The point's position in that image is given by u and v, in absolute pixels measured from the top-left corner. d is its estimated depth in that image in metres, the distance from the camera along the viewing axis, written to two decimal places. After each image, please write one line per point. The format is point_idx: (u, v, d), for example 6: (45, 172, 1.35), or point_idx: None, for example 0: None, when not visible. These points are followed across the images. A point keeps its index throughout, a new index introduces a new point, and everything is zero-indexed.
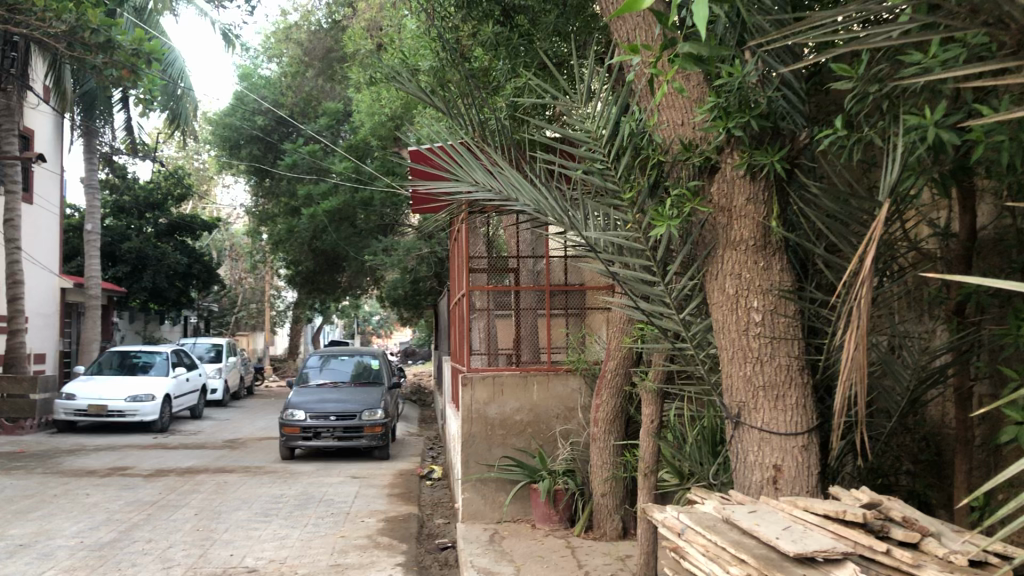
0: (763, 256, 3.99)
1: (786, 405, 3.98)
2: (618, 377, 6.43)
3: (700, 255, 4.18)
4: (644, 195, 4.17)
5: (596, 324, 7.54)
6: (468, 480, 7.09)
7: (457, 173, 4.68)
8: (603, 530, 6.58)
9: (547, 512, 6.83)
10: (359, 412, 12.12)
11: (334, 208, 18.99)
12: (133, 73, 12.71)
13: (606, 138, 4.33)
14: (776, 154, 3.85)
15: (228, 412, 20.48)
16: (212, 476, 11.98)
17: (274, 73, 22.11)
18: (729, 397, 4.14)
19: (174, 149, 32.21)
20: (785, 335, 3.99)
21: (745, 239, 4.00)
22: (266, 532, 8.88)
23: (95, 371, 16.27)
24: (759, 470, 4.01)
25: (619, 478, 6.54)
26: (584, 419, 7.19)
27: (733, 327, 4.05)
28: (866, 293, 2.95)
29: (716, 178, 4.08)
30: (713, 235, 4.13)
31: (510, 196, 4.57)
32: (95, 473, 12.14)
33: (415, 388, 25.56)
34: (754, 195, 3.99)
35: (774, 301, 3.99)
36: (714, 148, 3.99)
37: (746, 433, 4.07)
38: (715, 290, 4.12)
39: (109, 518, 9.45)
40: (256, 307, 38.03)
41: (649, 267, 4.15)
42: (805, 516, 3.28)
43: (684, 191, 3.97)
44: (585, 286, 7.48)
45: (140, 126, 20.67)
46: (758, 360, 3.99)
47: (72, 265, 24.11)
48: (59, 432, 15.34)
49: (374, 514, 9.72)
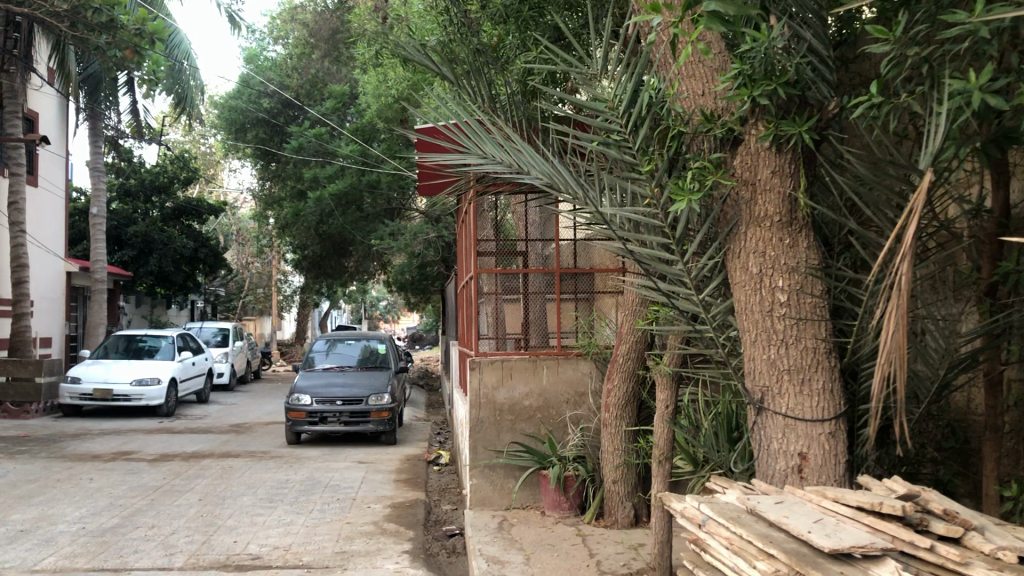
0: (788, 233, 3.79)
1: (812, 390, 3.78)
2: (630, 361, 6.25)
3: (722, 233, 3.97)
4: (663, 167, 3.94)
5: (606, 308, 7.36)
6: (476, 466, 6.91)
7: (468, 146, 4.47)
8: (614, 518, 6.40)
9: (557, 499, 6.66)
10: (366, 397, 11.94)
11: (340, 191, 18.73)
12: (136, 53, 12.40)
13: (624, 106, 4.04)
14: (805, 124, 3.63)
15: (234, 397, 20.35)
16: (217, 461, 11.84)
17: (280, 55, 21.85)
18: (752, 382, 3.93)
19: (180, 133, 31.98)
20: (812, 317, 3.79)
21: (770, 216, 3.80)
22: (272, 518, 8.74)
23: (101, 354, 16.14)
24: (783, 458, 3.82)
25: (631, 465, 6.36)
26: (594, 404, 6.99)
27: (756, 308, 3.85)
28: (907, 269, 2.73)
29: (739, 150, 3.87)
30: (735, 210, 3.91)
31: (521, 170, 4.37)
32: (99, 457, 12.01)
33: (422, 373, 25.41)
34: (779, 167, 3.79)
35: (801, 280, 3.80)
36: (738, 118, 3.78)
37: (768, 418, 3.87)
38: (736, 269, 3.91)
39: (112, 504, 9.31)
40: (263, 292, 37.89)
41: (668, 244, 3.96)
42: (837, 508, 3.09)
43: (706, 163, 3.75)
44: (593, 269, 7.27)
45: (146, 109, 20.45)
46: (783, 343, 3.80)
47: (78, 249, 23.98)
48: (64, 416, 15.22)
49: (380, 500, 9.56)
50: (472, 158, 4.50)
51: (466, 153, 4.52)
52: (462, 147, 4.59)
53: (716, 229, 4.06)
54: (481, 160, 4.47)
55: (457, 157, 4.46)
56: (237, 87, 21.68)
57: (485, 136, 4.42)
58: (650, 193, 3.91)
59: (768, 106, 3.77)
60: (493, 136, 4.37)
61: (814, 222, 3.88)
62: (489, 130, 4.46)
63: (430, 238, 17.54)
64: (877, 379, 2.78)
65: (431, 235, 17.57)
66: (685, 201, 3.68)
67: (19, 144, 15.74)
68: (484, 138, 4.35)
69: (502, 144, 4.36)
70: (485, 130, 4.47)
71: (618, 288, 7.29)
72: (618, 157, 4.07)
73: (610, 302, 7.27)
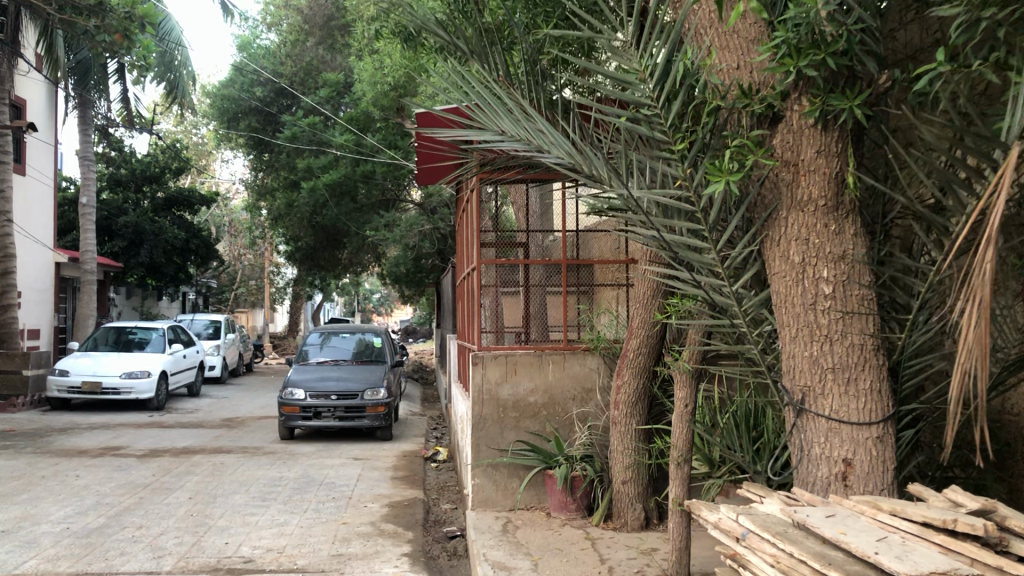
0: (834, 219, 3.48)
1: (859, 392, 3.46)
2: (642, 356, 5.92)
3: (759, 218, 3.63)
4: (696, 145, 3.58)
5: (609, 300, 6.98)
6: (479, 465, 6.56)
7: (484, 120, 4.12)
8: (623, 520, 6.04)
9: (563, 500, 6.29)
10: (361, 391, 11.58)
11: (334, 181, 18.27)
12: (126, 37, 11.92)
13: (656, 77, 3.57)
14: (856, 98, 3.32)
15: (225, 390, 19.97)
16: (209, 457, 11.49)
17: (274, 43, 21.43)
18: (791, 381, 3.62)
19: (172, 122, 31.51)
20: (859, 310, 3.47)
21: (815, 200, 3.49)
22: (265, 518, 8.39)
23: (89, 347, 15.71)
24: (825, 465, 3.49)
25: (641, 465, 6.03)
26: (602, 401, 6.63)
27: (798, 301, 3.53)
28: (994, 257, 2.38)
29: (780, 128, 3.57)
30: (775, 194, 3.58)
31: (541, 146, 4.03)
32: (86, 453, 11.63)
33: (417, 367, 25.07)
34: (825, 147, 3.48)
35: (847, 270, 3.48)
36: (779, 93, 3.47)
37: (808, 421, 3.55)
38: (774, 258, 3.59)
39: (99, 502, 8.95)
40: (256, 284, 37.42)
41: (701, 229, 3.62)
42: (898, 523, 2.80)
43: (745, 141, 3.42)
44: (594, 260, 6.89)
45: (136, 97, 20.01)
46: (827, 340, 3.48)
47: (67, 239, 23.55)
48: (52, 410, 14.84)
49: (378, 499, 9.22)
50: (488, 133, 4.16)
51: (481, 129, 4.18)
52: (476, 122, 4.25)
53: (752, 214, 3.73)
54: (497, 137, 4.12)
55: (471, 133, 4.11)
56: (230, 76, 21.24)
57: (502, 110, 4.06)
58: (683, 174, 3.57)
59: (815, 77, 3.47)
60: (510, 110, 4.02)
61: (861, 208, 3.57)
62: (504, 104, 4.10)
63: (425, 229, 17.17)
64: (956, 384, 2.43)
65: (427, 226, 17.22)
66: (723, 181, 3.33)
67: (5, 132, 15.26)
68: (500, 112, 4.00)
69: (521, 120, 4.01)
70: (500, 102, 4.12)
71: (621, 280, 6.92)
72: (647, 135, 3.62)
73: (610, 296, 6.91)
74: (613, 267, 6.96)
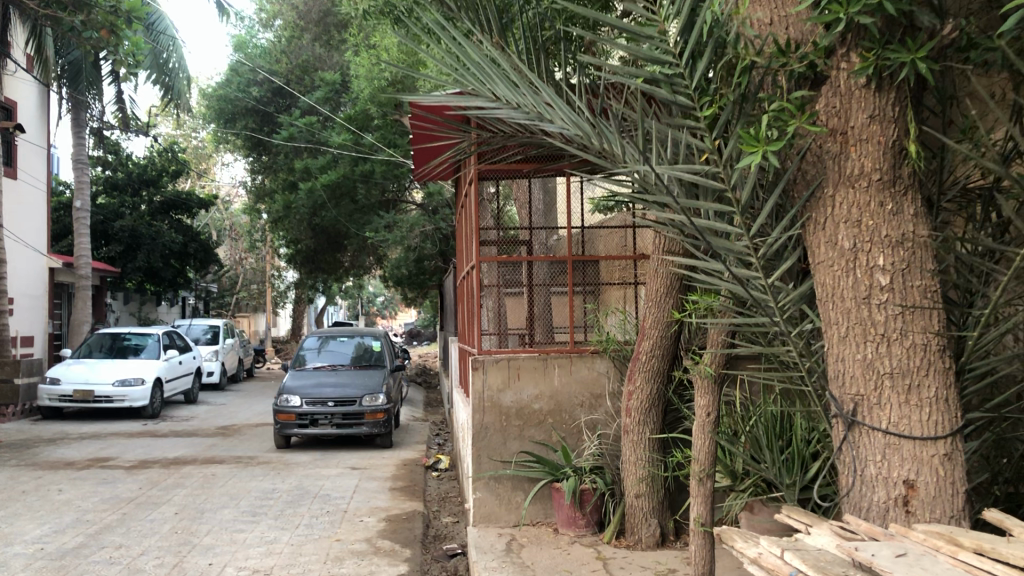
0: (891, 196, 2.95)
1: (923, 402, 2.92)
2: (655, 359, 5.38)
3: (801, 198, 3.09)
4: (727, 110, 3.00)
5: (614, 299, 6.41)
6: (480, 479, 6.01)
7: (474, 83, 3.50)
8: (637, 537, 5.50)
9: (571, 516, 5.72)
10: (359, 397, 11.04)
11: (332, 182, 17.69)
12: (113, 34, 11.15)
13: (678, 28, 3.00)
14: (918, 50, 2.76)
15: (224, 396, 19.44)
16: (200, 468, 10.94)
17: (270, 41, 20.86)
18: (840, 389, 3.08)
19: (171, 126, 31.01)
20: (922, 304, 2.92)
21: (869, 174, 2.95)
22: (253, 535, 7.84)
23: (83, 353, 15.19)
24: (882, 486, 2.95)
25: (656, 477, 5.48)
26: (613, 407, 6.07)
27: (848, 294, 2.99)
28: None
29: (824, 91, 3.03)
30: (821, 168, 3.04)
31: (542, 117, 3.45)
32: (73, 465, 11.10)
33: (420, 371, 24.49)
34: (879, 110, 2.95)
35: (907, 258, 2.94)
36: (822, 49, 2.93)
37: (861, 435, 3.01)
38: (818, 244, 3.06)
39: (78, 520, 8.41)
40: (258, 288, 36.90)
41: (732, 211, 3.08)
42: (990, 566, 2.29)
43: (785, 105, 2.87)
44: (601, 256, 6.33)
45: (131, 98, 19.46)
46: (884, 340, 2.94)
47: (63, 244, 23.03)
48: (43, 419, 14.33)
49: (374, 513, 8.69)
50: (480, 100, 3.55)
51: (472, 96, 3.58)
52: (467, 89, 3.61)
53: (791, 194, 3.19)
54: (491, 105, 3.53)
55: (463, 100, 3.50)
56: (227, 77, 20.74)
57: (498, 75, 3.44)
58: (711, 146, 3.00)
59: (867, 26, 2.94)
60: (509, 75, 3.41)
61: (920, 184, 3.04)
62: (500, 67, 3.51)
63: (427, 229, 16.92)
64: None
65: (428, 226, 16.98)
66: (761, 152, 2.80)
67: None
68: (497, 75, 3.39)
69: (522, 87, 3.41)
70: (494, 63, 3.51)
71: (628, 279, 6.39)
72: (668, 100, 3.02)
73: (617, 295, 6.35)
74: (621, 266, 6.43)
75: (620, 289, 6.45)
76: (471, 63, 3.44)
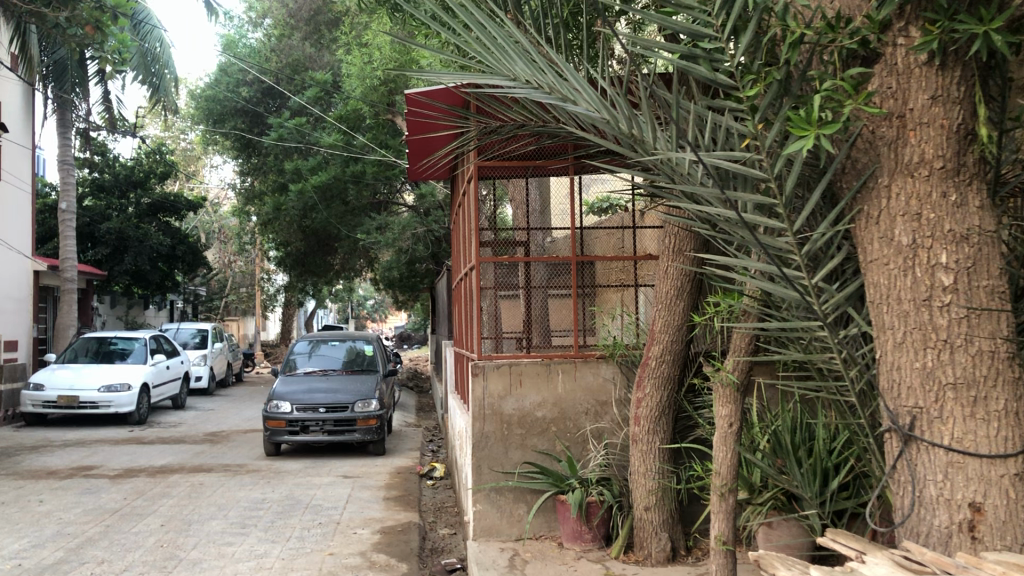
0: (954, 186, 2.65)
1: (990, 416, 2.61)
2: (665, 366, 5.01)
3: (852, 188, 2.79)
4: (775, 86, 2.68)
5: (615, 300, 6.00)
6: (480, 491, 5.57)
7: (490, 59, 3.19)
8: (647, 551, 5.05)
9: (577, 529, 5.29)
10: (352, 403, 10.68)
11: (323, 183, 17.32)
12: (98, 30, 10.60)
13: None
14: (992, 20, 2.47)
15: (212, 402, 19.04)
16: (187, 477, 10.57)
17: (260, 42, 20.50)
18: (895, 402, 2.77)
19: (160, 127, 30.58)
20: (989, 307, 2.63)
21: (930, 160, 2.66)
22: (242, 549, 7.49)
23: (69, 357, 14.76)
24: (945, 509, 2.63)
25: (667, 489, 5.06)
26: (619, 415, 5.67)
27: (907, 295, 2.69)
28: None
29: (878, 70, 2.76)
30: (875, 154, 2.74)
31: (565, 98, 3.16)
32: (55, 474, 10.71)
33: (411, 375, 24.13)
34: (942, 90, 2.67)
35: (972, 254, 2.64)
36: (877, 22, 2.65)
37: (919, 452, 2.70)
38: (871, 240, 2.77)
39: (59, 533, 8.04)
40: (247, 292, 36.45)
41: (775, 202, 2.79)
42: None
43: (840, 83, 2.58)
44: (599, 257, 5.94)
45: (118, 99, 19.05)
46: (945, 347, 2.64)
47: (48, 247, 22.57)
48: (26, 425, 13.93)
49: (368, 524, 8.35)
50: (496, 79, 3.23)
51: (485, 74, 3.27)
52: (480, 67, 3.31)
53: (838, 185, 2.89)
54: (509, 84, 3.22)
55: (477, 78, 3.19)
56: (216, 77, 20.37)
57: (515, 50, 3.13)
58: (754, 130, 2.71)
59: None
60: (528, 52, 3.10)
61: (986, 173, 2.74)
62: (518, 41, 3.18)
63: (420, 231, 16.61)
64: None
65: (421, 228, 16.65)
66: (813, 135, 2.50)
67: None
68: (515, 51, 3.08)
69: (543, 66, 3.10)
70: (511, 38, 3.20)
71: (627, 281, 6.00)
72: (707, 78, 2.72)
73: (615, 298, 5.98)
74: (619, 267, 6.02)
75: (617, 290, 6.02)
76: (487, 36, 3.13)
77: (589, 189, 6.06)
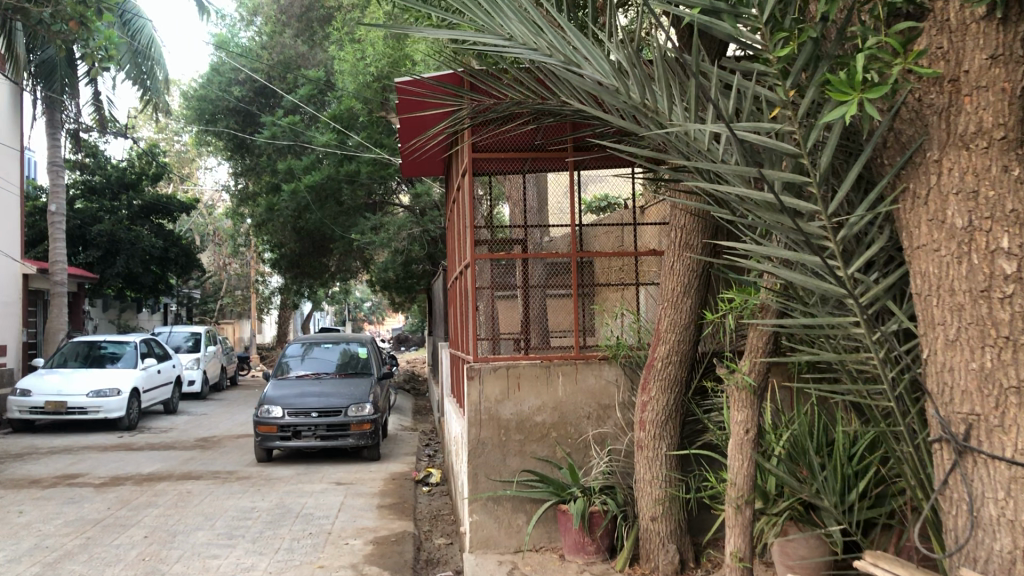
0: (1018, 159, 2.31)
1: None
2: (672, 368, 4.62)
3: (899, 164, 2.46)
4: (810, 46, 2.35)
5: (613, 303, 5.59)
6: (476, 500, 5.19)
7: (482, 14, 2.99)
8: (653, 565, 4.66)
9: (578, 541, 4.89)
10: (345, 407, 10.32)
11: (316, 183, 16.94)
12: (82, 26, 10.01)
13: None
14: None
15: (205, 406, 18.62)
16: (174, 485, 10.19)
17: (252, 41, 20.12)
18: (952, 411, 2.40)
19: (153, 129, 30.22)
20: None
21: (989, 129, 2.32)
22: (227, 562, 7.12)
23: (57, 362, 14.36)
24: (1009, 531, 2.27)
25: (677, 498, 4.68)
26: (622, 419, 5.31)
27: (961, 286, 2.35)
28: None
29: (928, 26, 2.45)
30: (925, 124, 2.43)
31: (569, 62, 2.94)
32: (38, 483, 10.32)
33: (409, 377, 23.72)
34: (1003, 49, 2.34)
35: None
36: None
37: (976, 466, 2.34)
38: (918, 223, 2.45)
39: (37, 546, 7.66)
40: (243, 295, 35.99)
41: (807, 180, 2.46)
42: None
43: (885, 40, 2.25)
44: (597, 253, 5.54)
45: (109, 98, 18.63)
46: (1007, 345, 2.28)
47: (39, 250, 22.13)
48: (14, 432, 13.55)
49: (361, 534, 7.98)
50: (491, 38, 3.02)
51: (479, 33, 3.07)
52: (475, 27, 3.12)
53: (885, 159, 2.56)
54: (504, 44, 3.02)
55: (469, 38, 2.99)
56: (208, 76, 20.02)
57: (511, 5, 2.93)
58: (785, 97, 2.38)
59: None
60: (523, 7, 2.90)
61: None
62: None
63: (415, 231, 16.26)
64: None
65: (416, 228, 16.28)
66: (856, 100, 2.16)
67: None
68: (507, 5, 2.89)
69: (540, 24, 2.88)
70: None
71: (628, 280, 5.59)
72: (731, 36, 2.39)
73: (614, 297, 5.57)
74: (619, 265, 5.63)
75: (615, 291, 5.60)
76: None
77: (587, 188, 5.74)
